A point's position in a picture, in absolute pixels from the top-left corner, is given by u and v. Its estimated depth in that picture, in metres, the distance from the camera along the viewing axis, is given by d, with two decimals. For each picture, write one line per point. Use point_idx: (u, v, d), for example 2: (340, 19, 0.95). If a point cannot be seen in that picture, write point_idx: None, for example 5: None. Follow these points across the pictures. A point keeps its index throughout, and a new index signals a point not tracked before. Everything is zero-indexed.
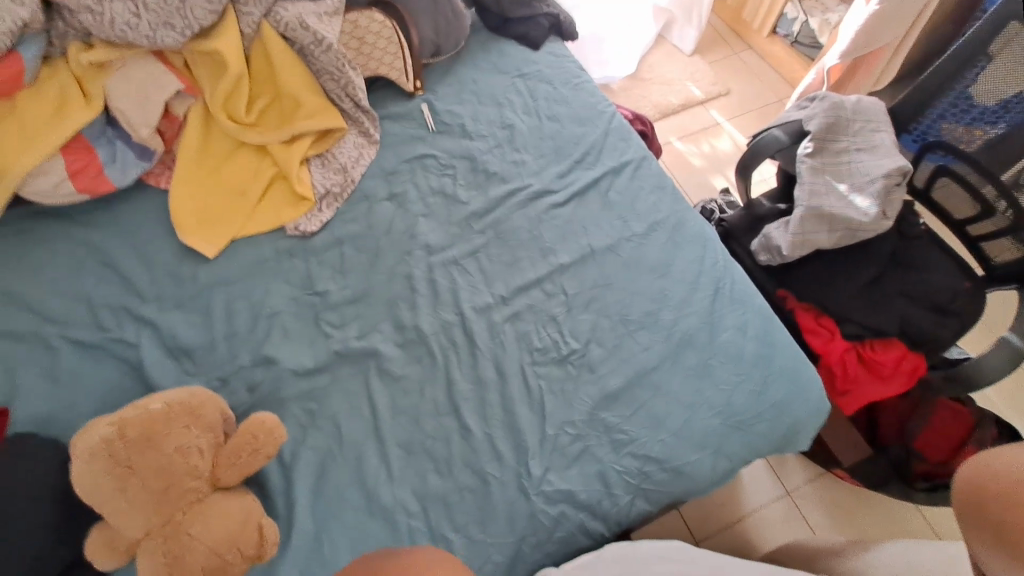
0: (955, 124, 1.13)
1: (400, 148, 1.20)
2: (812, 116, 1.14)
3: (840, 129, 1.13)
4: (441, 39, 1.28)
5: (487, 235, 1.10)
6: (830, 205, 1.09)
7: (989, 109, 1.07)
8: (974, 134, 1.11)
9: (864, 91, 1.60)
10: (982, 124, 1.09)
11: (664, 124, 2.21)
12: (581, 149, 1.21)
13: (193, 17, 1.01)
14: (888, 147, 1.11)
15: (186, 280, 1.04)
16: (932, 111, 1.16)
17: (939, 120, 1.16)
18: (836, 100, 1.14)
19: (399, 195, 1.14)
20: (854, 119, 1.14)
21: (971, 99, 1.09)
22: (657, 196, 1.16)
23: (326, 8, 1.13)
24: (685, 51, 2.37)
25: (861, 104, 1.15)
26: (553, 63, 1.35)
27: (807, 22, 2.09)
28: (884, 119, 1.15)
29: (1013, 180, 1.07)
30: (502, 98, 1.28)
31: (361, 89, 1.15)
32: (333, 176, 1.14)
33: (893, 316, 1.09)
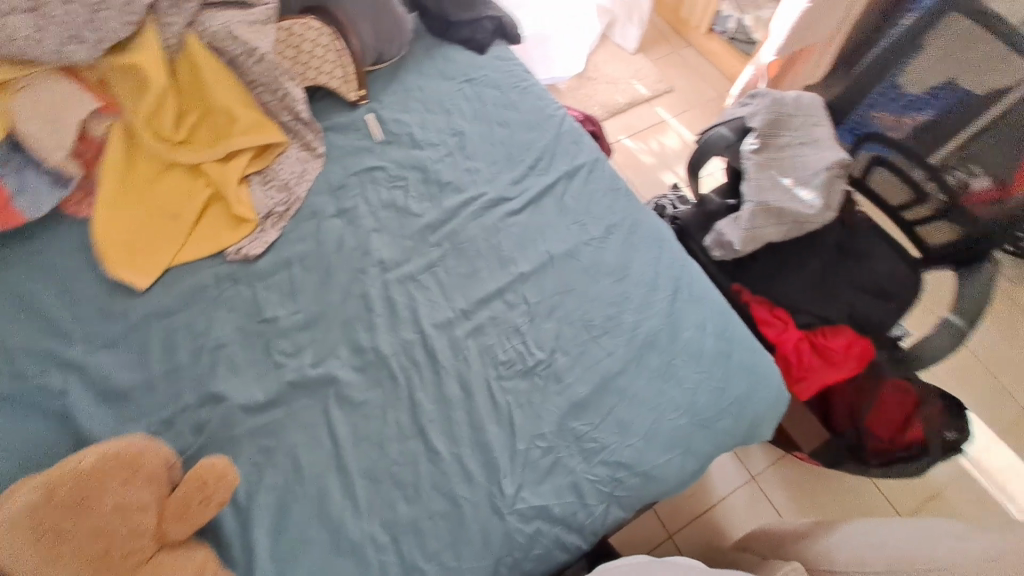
0: (885, 113, 1.20)
1: (346, 161, 1.15)
2: (754, 113, 1.17)
3: (782, 125, 1.17)
4: (384, 46, 1.23)
5: (443, 248, 1.07)
6: (776, 200, 1.12)
7: (917, 97, 1.13)
8: (904, 121, 1.16)
9: (801, 85, 1.66)
10: (911, 111, 1.15)
11: (613, 122, 2.23)
12: (534, 155, 1.20)
13: (106, 27, 0.93)
14: (826, 141, 1.16)
15: (118, 316, 0.95)
16: (863, 102, 1.23)
17: (871, 109, 1.22)
18: (775, 97, 1.17)
19: (349, 211, 1.09)
20: (794, 115, 1.17)
21: (899, 88, 1.15)
22: (612, 199, 1.16)
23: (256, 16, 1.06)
24: (628, 50, 2.40)
25: (800, 100, 1.19)
26: (500, 67, 1.33)
27: (743, 19, 2.14)
28: (822, 115, 1.19)
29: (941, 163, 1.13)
30: (450, 105, 1.25)
31: (300, 101, 1.10)
32: (276, 193, 1.08)
33: (840, 304, 1.14)
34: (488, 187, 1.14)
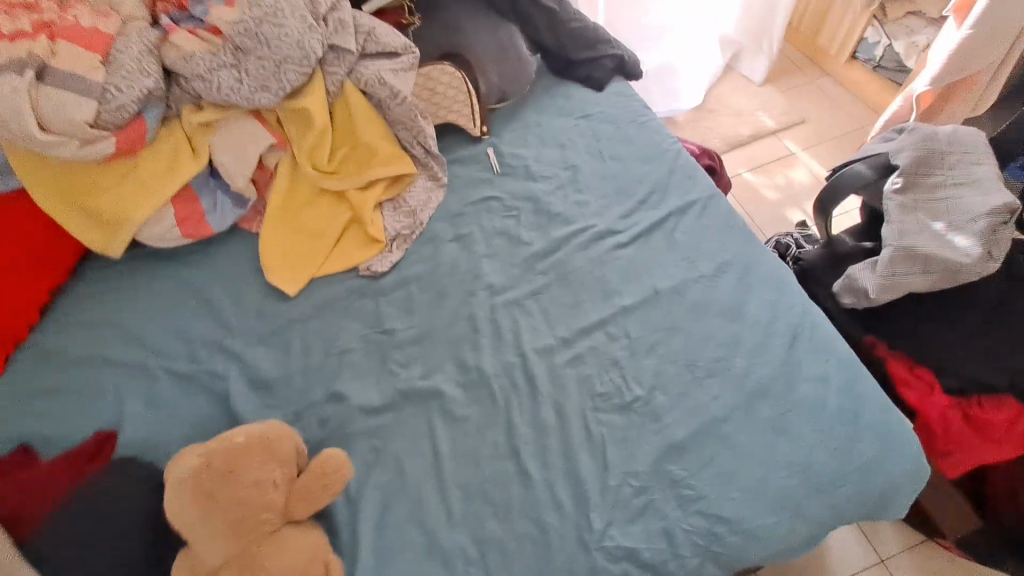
0: None
1: (466, 191, 1.25)
2: (899, 149, 1.07)
3: (933, 162, 1.05)
4: (508, 86, 1.32)
5: (549, 276, 1.11)
6: (926, 243, 1.00)
7: None
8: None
9: (961, 117, 1.47)
10: None
11: (732, 155, 2.14)
12: (645, 190, 1.20)
13: (286, 80, 1.09)
14: (991, 182, 1.01)
15: (270, 317, 1.12)
16: None
17: None
18: (926, 133, 1.06)
19: (465, 237, 1.18)
20: (949, 151, 1.05)
21: None
22: (727, 236, 1.12)
23: (401, 65, 1.19)
24: (755, 81, 2.30)
25: (956, 135, 1.07)
26: (617, 103, 1.36)
27: (892, 46, 1.95)
28: (986, 151, 1.06)
29: None
30: (565, 139, 1.30)
31: (430, 137, 1.21)
32: (403, 219, 1.20)
33: (1005, 370, 0.98)
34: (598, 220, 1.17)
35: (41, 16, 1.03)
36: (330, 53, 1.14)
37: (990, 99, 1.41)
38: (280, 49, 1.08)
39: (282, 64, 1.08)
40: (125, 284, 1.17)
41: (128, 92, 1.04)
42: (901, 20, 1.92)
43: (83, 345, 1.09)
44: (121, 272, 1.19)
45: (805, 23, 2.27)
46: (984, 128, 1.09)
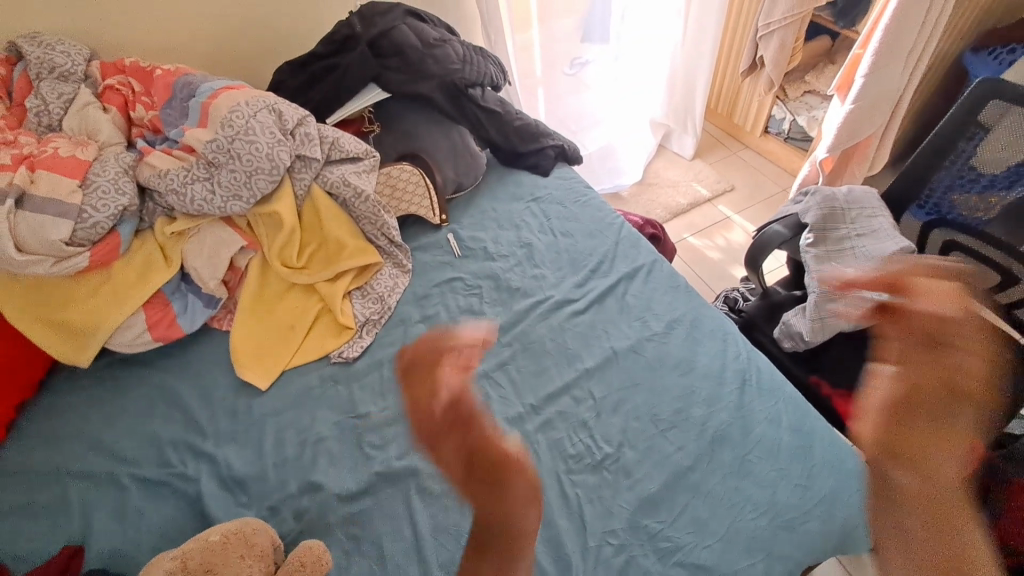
0: (966, 195, 1.16)
1: (431, 274, 1.33)
2: (807, 209, 1.23)
3: (837, 218, 1.21)
4: (463, 177, 1.45)
5: (514, 346, 1.18)
6: (842, 288, 1.14)
7: (998, 177, 1.10)
8: (992, 201, 1.13)
9: (861, 176, 1.68)
10: (994, 191, 1.12)
11: (675, 223, 2.34)
12: (595, 260, 1.31)
13: (257, 188, 1.19)
14: (887, 230, 1.17)
15: (241, 413, 1.13)
16: (936, 184, 1.20)
17: (948, 192, 1.18)
18: (826, 194, 1.23)
19: (432, 317, 1.25)
20: (849, 208, 1.21)
21: (976, 169, 1.13)
22: (672, 295, 1.23)
23: (364, 167, 1.31)
24: (686, 156, 2.57)
25: (852, 195, 1.24)
26: (562, 185, 1.52)
27: (796, 120, 2.24)
28: (879, 205, 1.22)
29: None
30: (519, 221, 1.43)
31: (394, 229, 1.31)
32: (372, 305, 1.27)
33: (932, 395, 1.08)
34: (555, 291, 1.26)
35: (20, 150, 1.11)
36: (298, 162, 1.25)
37: (882, 161, 1.66)
38: (251, 162, 1.17)
39: (253, 175, 1.18)
40: (92, 394, 1.17)
41: (103, 210, 1.11)
42: (800, 98, 2.22)
43: (45, 460, 1.06)
44: (89, 381, 1.19)
45: (720, 106, 2.58)
46: (875, 184, 1.27)
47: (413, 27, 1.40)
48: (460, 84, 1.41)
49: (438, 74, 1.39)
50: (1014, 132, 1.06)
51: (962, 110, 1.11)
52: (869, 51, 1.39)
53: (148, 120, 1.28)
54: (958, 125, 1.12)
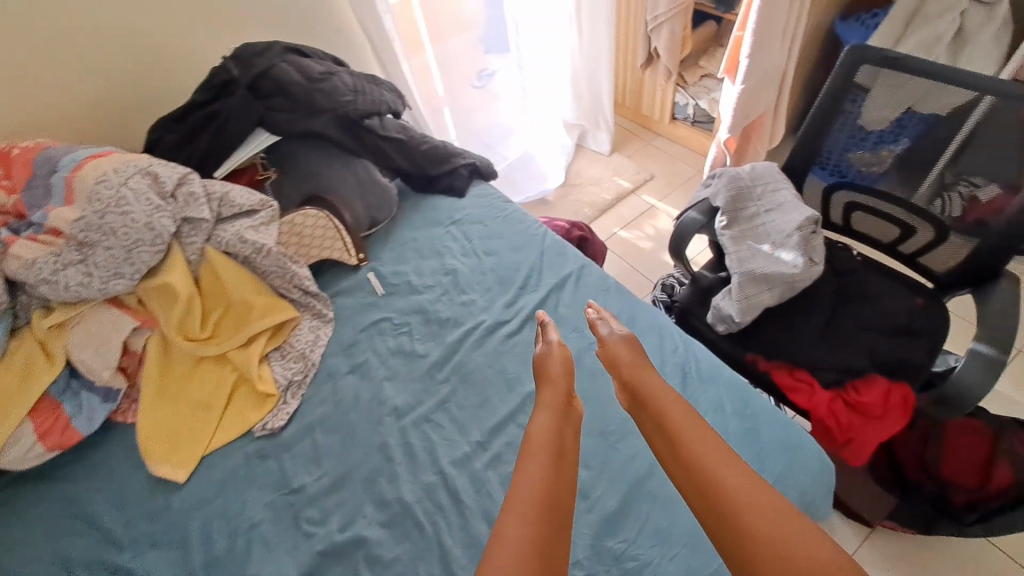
0: (861, 152, 1.18)
1: (355, 319, 1.26)
2: (716, 193, 1.24)
3: (745, 197, 1.23)
4: (377, 212, 1.38)
5: (451, 381, 1.12)
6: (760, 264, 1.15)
7: (885, 132, 1.13)
8: (882, 156, 1.16)
9: (764, 150, 1.73)
10: (885, 145, 1.14)
11: (604, 220, 2.36)
12: (523, 275, 1.27)
13: (140, 262, 1.08)
14: (792, 201, 1.20)
15: (161, 514, 1.01)
16: (832, 146, 1.22)
17: (845, 152, 1.20)
18: (731, 175, 1.25)
19: (360, 366, 1.17)
20: (754, 185, 1.24)
21: (864, 127, 1.15)
22: (604, 298, 1.22)
23: (261, 219, 1.21)
24: (603, 152, 2.60)
25: (755, 172, 1.26)
26: (480, 203, 1.48)
27: (698, 104, 2.32)
28: (782, 178, 1.26)
29: (935, 186, 1.12)
30: (441, 247, 1.37)
31: (306, 278, 1.22)
32: (293, 364, 1.17)
33: (859, 354, 1.11)
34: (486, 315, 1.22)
35: None
36: (185, 225, 1.15)
37: (779, 133, 1.73)
38: (129, 234, 1.06)
39: (133, 249, 1.07)
40: None
41: None
42: (699, 82, 2.29)
43: None
44: None
45: (627, 99, 2.63)
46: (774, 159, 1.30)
47: (294, 63, 1.30)
48: (356, 115, 1.32)
49: (329, 108, 1.30)
50: (890, 88, 1.09)
51: (837, 78, 1.13)
52: (747, 32, 1.44)
53: (12, 206, 1.13)
54: (842, 93, 1.14)
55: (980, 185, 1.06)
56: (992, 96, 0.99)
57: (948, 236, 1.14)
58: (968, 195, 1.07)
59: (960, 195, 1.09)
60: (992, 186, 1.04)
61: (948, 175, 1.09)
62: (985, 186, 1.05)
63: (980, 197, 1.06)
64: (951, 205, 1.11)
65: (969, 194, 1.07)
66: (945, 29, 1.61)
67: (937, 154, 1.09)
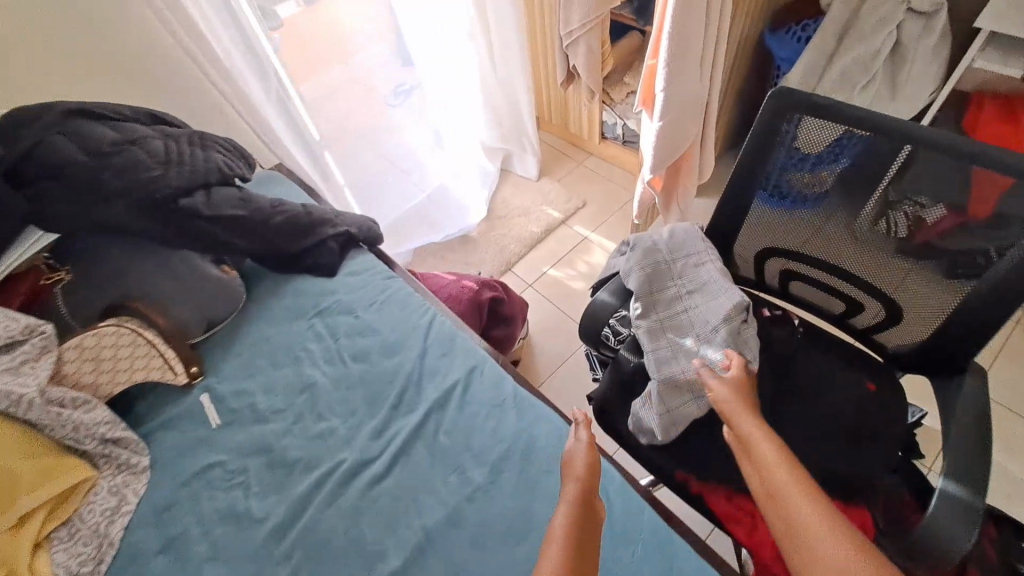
0: (801, 176, 0.91)
1: (178, 466, 0.97)
2: (629, 272, 1.00)
3: (663, 276, 1.00)
4: (210, 311, 1.09)
5: (293, 558, 0.84)
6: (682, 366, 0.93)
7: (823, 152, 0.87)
8: (821, 176, 0.88)
9: (694, 187, 1.52)
10: (824, 166, 0.88)
11: (532, 257, 2.12)
12: (396, 390, 1.00)
13: None
14: (718, 281, 0.97)
15: None
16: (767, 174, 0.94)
17: (784, 178, 0.93)
18: (646, 248, 1.02)
19: (177, 539, 0.88)
20: (672, 260, 1.01)
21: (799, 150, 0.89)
22: (497, 418, 0.96)
23: (26, 354, 0.89)
24: (531, 177, 2.35)
25: (675, 241, 1.03)
26: (353, 285, 1.20)
27: (627, 124, 2.09)
28: (706, 245, 1.03)
29: (875, 207, 0.86)
30: (299, 352, 1.09)
31: (104, 421, 0.93)
32: (84, 550, 0.85)
33: None
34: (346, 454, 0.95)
35: None
36: None
37: (708, 167, 1.53)
38: None
39: None
40: None
41: None
42: (626, 100, 2.05)
43: None
44: None
45: (553, 116, 2.38)
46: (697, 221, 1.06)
47: (73, 132, 0.98)
48: (163, 195, 1.01)
49: (123, 190, 0.98)
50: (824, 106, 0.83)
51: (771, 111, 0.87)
52: (661, 62, 1.22)
53: None
54: (764, 147, 0.91)
55: (926, 205, 0.81)
56: (910, 145, 0.78)
57: (904, 318, 0.94)
58: (913, 217, 0.83)
59: (904, 217, 0.84)
60: (938, 206, 0.79)
61: (890, 193, 0.84)
62: (932, 206, 0.80)
63: (928, 218, 0.81)
64: (895, 226, 0.86)
65: (913, 215, 0.83)
66: (882, 44, 1.42)
67: (879, 172, 0.83)
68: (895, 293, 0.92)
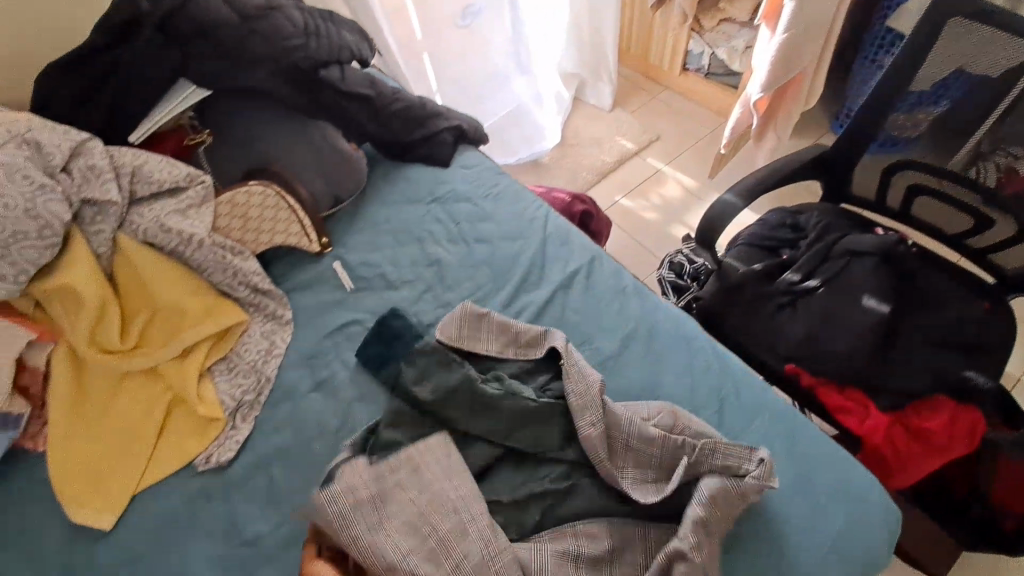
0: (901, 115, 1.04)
1: (317, 323, 1.03)
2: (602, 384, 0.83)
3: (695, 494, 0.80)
4: (339, 188, 1.13)
5: (466, 413, 0.86)
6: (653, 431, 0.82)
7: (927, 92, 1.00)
8: (918, 117, 1.02)
9: (796, 115, 1.52)
10: (923, 107, 1.01)
11: (605, 185, 2.10)
12: (522, 270, 1.05)
13: (23, 260, 0.82)
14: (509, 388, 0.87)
15: (82, 570, 0.83)
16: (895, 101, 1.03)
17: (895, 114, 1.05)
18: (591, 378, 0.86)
19: (326, 383, 0.96)
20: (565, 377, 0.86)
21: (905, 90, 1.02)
22: (622, 302, 1.01)
23: (190, 201, 0.96)
24: (605, 107, 2.29)
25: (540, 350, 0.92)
26: (469, 176, 1.22)
27: (715, 54, 2.04)
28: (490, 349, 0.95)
29: (969, 155, 1.00)
30: (422, 231, 1.13)
31: (254, 273, 0.99)
32: (242, 379, 0.96)
33: (923, 373, 0.94)
34: (490, 333, 0.94)
35: None
36: (87, 207, 0.90)
37: (818, 92, 1.52)
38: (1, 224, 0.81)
39: (12, 243, 0.81)
40: None
41: None
42: (718, 27, 1.99)
43: None
44: None
45: (632, 45, 2.32)
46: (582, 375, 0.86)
47: None
48: (306, 65, 1.02)
49: (268, 59, 0.99)
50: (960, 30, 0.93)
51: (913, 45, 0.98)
52: None
53: None
54: (910, 61, 0.99)
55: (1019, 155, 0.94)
56: None
57: None
58: (1005, 167, 0.96)
59: (995, 165, 0.97)
60: None
61: (985, 145, 0.97)
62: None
63: (1020, 168, 0.94)
64: (985, 175, 0.99)
65: (1005, 165, 0.96)
66: None
67: (982, 117, 0.96)
68: (1010, 203, 0.98)
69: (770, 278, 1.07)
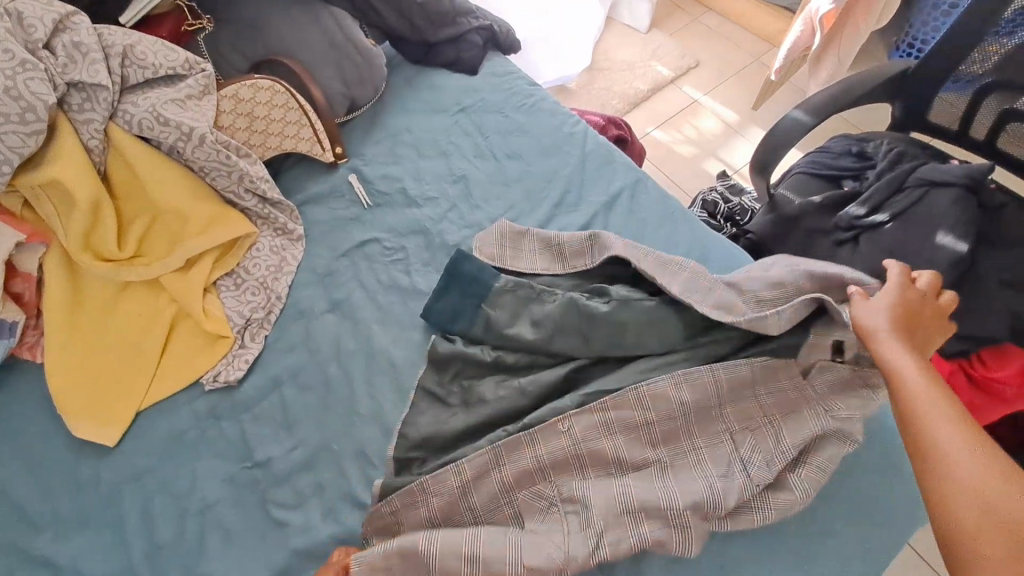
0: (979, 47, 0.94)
1: (332, 239, 0.94)
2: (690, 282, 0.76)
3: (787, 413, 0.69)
4: (355, 89, 1.01)
5: (578, 336, 0.77)
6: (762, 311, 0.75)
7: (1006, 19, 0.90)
8: (987, 52, 0.94)
9: (869, 29, 1.36)
10: (995, 39, 0.92)
11: (636, 115, 1.92)
12: (558, 189, 0.96)
13: (6, 146, 0.74)
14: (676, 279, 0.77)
15: (88, 484, 0.79)
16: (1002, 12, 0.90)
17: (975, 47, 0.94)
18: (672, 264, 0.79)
19: (344, 303, 0.89)
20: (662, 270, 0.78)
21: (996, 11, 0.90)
22: (667, 229, 0.92)
23: (189, 90, 0.84)
24: (640, 29, 2.09)
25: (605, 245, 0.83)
26: (499, 85, 1.09)
27: None
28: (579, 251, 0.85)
29: None
30: (447, 144, 1.02)
31: (262, 179, 0.88)
32: (251, 297, 0.88)
33: (999, 318, 0.85)
34: (534, 249, 0.87)
35: None
36: (75, 93, 0.79)
37: (891, 10, 1.35)
38: None
39: None
40: None
41: None
42: None
43: None
44: None
45: None
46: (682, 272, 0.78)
47: None
48: None
49: None
50: None
51: None
52: None
53: None
54: None
55: None
56: None
57: None
58: None
59: None
60: None
61: None
62: None
63: None
64: None
65: None
66: None
67: None
68: None
69: (830, 211, 0.97)
